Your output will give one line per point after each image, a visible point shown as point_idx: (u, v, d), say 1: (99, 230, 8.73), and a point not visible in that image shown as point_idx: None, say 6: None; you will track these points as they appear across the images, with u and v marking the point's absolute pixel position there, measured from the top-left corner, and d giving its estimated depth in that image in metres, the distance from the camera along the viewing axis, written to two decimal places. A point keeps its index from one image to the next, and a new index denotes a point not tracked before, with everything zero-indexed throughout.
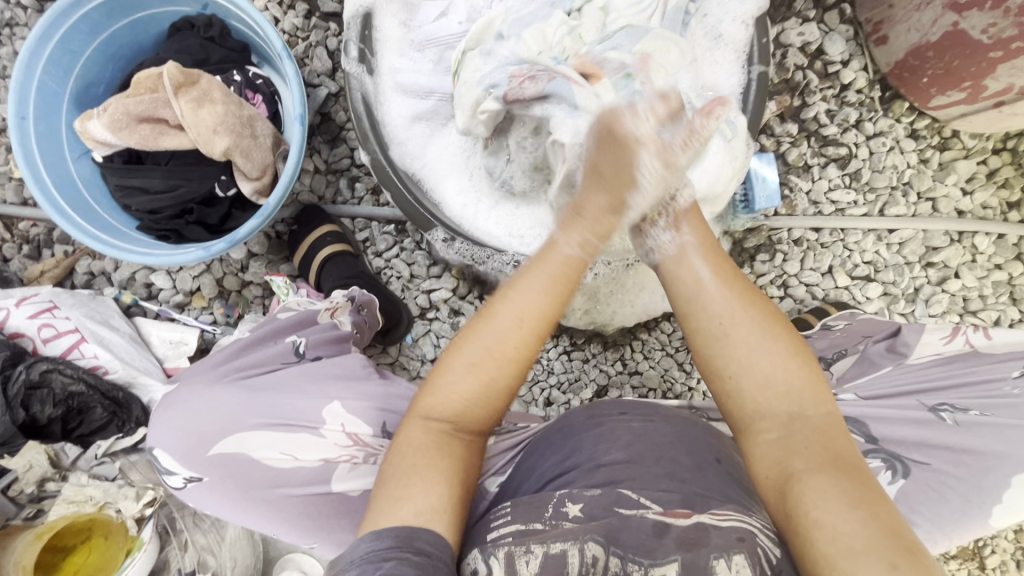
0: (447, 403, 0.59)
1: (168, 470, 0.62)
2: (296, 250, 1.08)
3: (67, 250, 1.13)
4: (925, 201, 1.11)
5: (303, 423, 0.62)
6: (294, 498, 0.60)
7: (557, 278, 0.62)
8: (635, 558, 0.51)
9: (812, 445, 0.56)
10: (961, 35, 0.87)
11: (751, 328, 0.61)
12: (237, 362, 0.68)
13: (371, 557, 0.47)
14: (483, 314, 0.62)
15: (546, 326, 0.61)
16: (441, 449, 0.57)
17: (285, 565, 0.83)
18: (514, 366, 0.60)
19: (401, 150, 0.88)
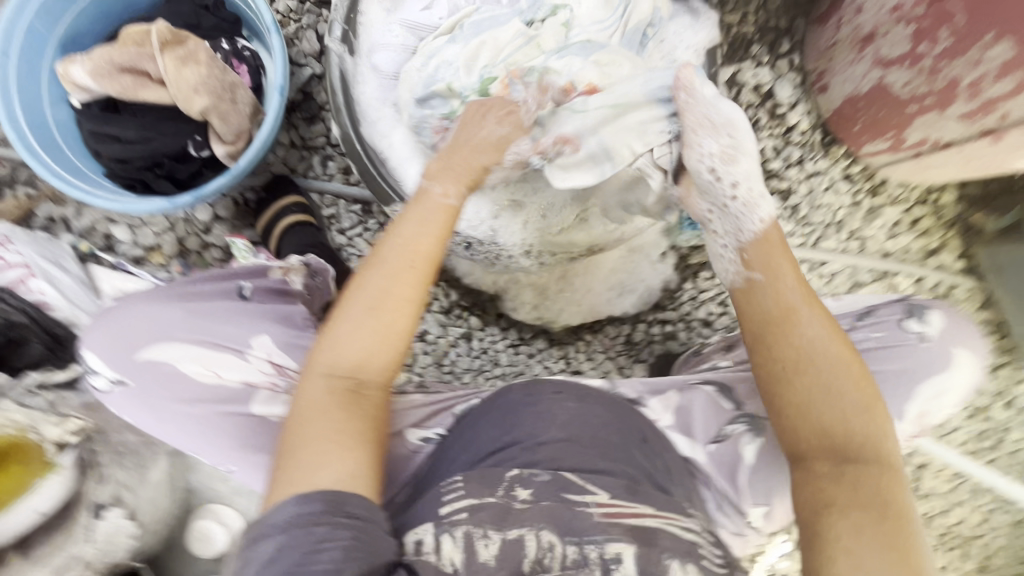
0: (348, 356, 0.65)
1: (96, 370, 0.64)
2: (261, 217, 1.11)
3: (29, 193, 1.13)
4: (854, 240, 1.20)
5: (231, 347, 0.67)
6: (211, 415, 0.65)
7: (436, 223, 0.72)
8: (590, 540, 0.58)
9: (859, 483, 0.61)
10: (885, 89, 0.97)
11: (828, 363, 0.67)
12: (186, 289, 0.68)
13: (300, 522, 0.53)
14: (373, 260, 0.69)
15: (433, 263, 0.71)
16: (348, 403, 0.63)
17: (205, 514, 0.85)
18: (412, 305, 0.68)
19: (371, 129, 0.94)
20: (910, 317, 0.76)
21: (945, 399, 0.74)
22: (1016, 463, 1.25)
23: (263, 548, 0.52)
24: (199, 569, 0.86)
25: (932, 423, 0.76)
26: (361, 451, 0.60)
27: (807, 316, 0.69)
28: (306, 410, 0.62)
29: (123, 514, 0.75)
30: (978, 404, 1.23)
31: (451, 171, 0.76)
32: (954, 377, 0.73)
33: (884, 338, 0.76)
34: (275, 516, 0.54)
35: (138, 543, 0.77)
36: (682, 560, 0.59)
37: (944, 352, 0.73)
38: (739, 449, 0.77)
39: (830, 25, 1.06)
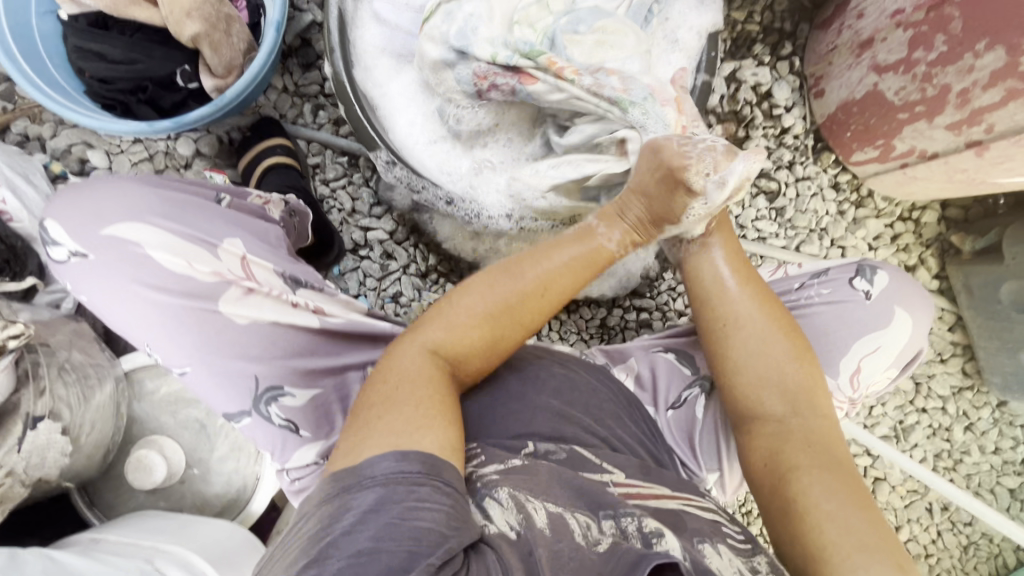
0: (449, 339, 0.60)
1: (55, 239, 0.57)
2: (243, 156, 1.09)
3: (5, 107, 1.09)
4: (835, 248, 1.21)
5: (206, 240, 0.59)
6: (175, 307, 0.56)
7: (580, 259, 0.66)
8: (625, 514, 0.50)
9: (810, 440, 0.64)
10: (879, 95, 0.98)
11: (757, 326, 0.70)
12: (166, 179, 0.63)
13: (400, 478, 0.46)
14: (511, 268, 0.63)
15: (562, 300, 0.65)
16: (439, 384, 0.56)
17: (145, 445, 0.81)
18: (526, 328, 0.63)
19: (364, 74, 0.91)
20: (858, 276, 0.79)
21: (881, 356, 0.78)
22: (971, 486, 1.26)
23: (364, 495, 0.45)
24: (129, 506, 0.84)
25: (867, 381, 0.79)
26: (446, 423, 0.52)
27: (733, 280, 0.72)
28: (394, 376, 0.56)
29: (58, 427, 0.71)
30: (937, 423, 1.25)
31: (622, 214, 0.69)
32: (890, 334, 0.77)
33: (831, 295, 0.79)
34: (370, 468, 0.47)
35: (69, 462, 0.74)
36: (713, 542, 0.54)
37: (884, 309, 0.77)
38: (695, 412, 0.77)
39: (833, 30, 1.07)
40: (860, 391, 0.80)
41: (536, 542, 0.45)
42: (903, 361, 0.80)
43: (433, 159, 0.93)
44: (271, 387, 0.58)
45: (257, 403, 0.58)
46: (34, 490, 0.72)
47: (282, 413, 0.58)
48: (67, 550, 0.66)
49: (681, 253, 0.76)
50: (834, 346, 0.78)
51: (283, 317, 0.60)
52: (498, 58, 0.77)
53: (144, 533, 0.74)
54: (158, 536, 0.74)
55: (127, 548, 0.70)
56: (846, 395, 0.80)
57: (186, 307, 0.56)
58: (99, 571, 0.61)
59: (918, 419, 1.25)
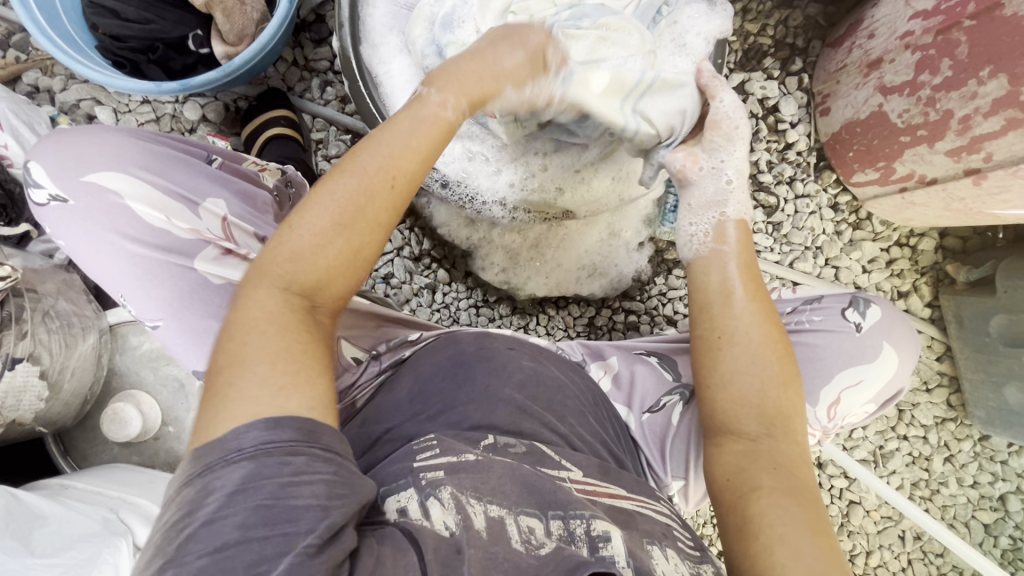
0: (304, 267, 0.53)
1: (37, 181, 0.57)
2: (247, 125, 1.10)
3: (19, 57, 1.11)
4: (829, 267, 1.21)
5: (187, 198, 0.60)
6: (149, 259, 0.56)
7: (425, 134, 0.59)
8: (574, 514, 0.51)
9: (777, 464, 0.63)
10: (883, 116, 0.98)
11: (753, 341, 0.68)
12: (157, 135, 0.65)
13: (269, 449, 0.43)
14: (342, 165, 0.56)
15: (417, 185, 0.58)
16: (296, 323, 0.51)
17: (122, 399, 0.82)
18: (382, 227, 0.56)
19: (371, 52, 0.93)
20: (851, 307, 0.79)
21: (863, 391, 0.77)
22: (946, 518, 1.25)
23: (230, 472, 0.42)
24: (102, 458, 0.85)
25: (844, 414, 0.79)
26: (314, 382, 0.49)
27: (740, 291, 0.71)
28: (239, 326, 0.49)
29: (36, 371, 0.72)
30: (918, 451, 1.25)
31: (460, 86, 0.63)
32: (875, 369, 0.77)
33: (822, 322, 0.80)
34: (237, 440, 0.44)
35: (45, 408, 0.75)
36: (662, 546, 0.55)
37: (873, 343, 0.77)
38: (670, 418, 0.77)
39: (843, 49, 1.07)
40: (835, 423, 0.80)
41: (469, 544, 0.46)
42: (882, 399, 0.80)
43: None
44: None
45: None
46: (7, 432, 0.73)
47: None
48: (33, 492, 0.67)
49: (689, 254, 0.78)
50: (818, 372, 0.78)
51: None
52: (464, 66, 0.83)
53: (111, 484, 0.75)
54: (126, 488, 0.74)
55: (93, 497, 0.70)
56: (820, 424, 0.80)
57: (161, 260, 0.57)
58: (60, 514, 0.62)
59: (898, 446, 1.25)
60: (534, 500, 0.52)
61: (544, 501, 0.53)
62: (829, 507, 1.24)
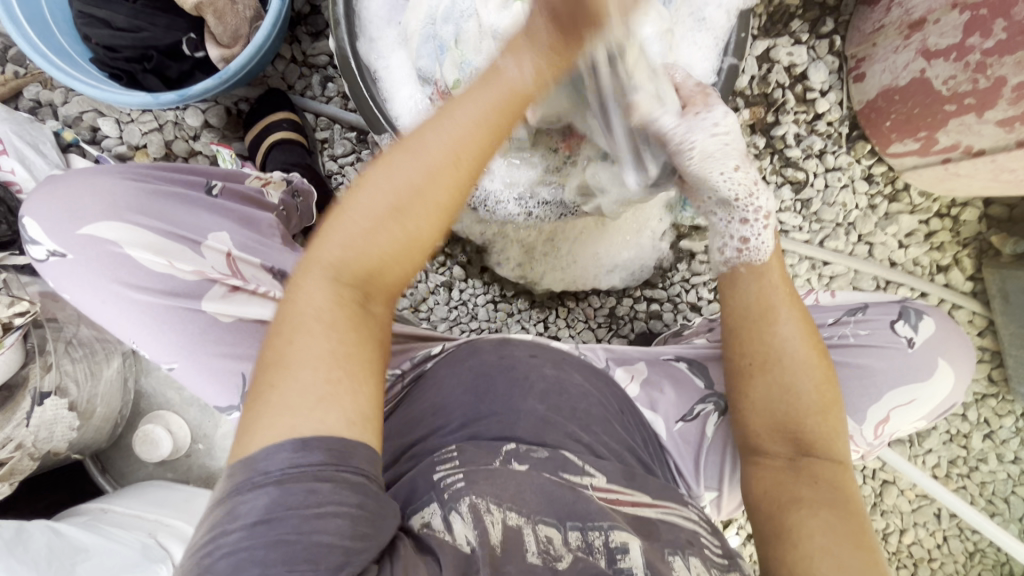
0: (351, 251, 0.50)
1: (33, 238, 0.55)
2: (250, 129, 1.07)
3: (17, 71, 1.09)
4: (862, 244, 1.15)
5: (188, 238, 0.57)
6: (156, 307, 0.54)
7: (493, 103, 0.52)
8: (595, 525, 0.50)
9: (819, 481, 0.62)
10: (926, 83, 0.90)
11: (794, 363, 0.65)
12: (148, 170, 0.61)
13: (296, 474, 0.42)
14: (404, 143, 0.52)
15: (486, 157, 0.53)
16: (349, 320, 0.49)
17: (152, 421, 0.84)
18: (443, 211, 0.52)
19: (368, 46, 0.89)
20: (901, 319, 0.76)
21: (915, 408, 0.74)
22: (984, 495, 1.22)
23: (256, 499, 0.41)
24: (139, 476, 0.87)
25: (892, 431, 0.76)
26: (360, 391, 0.47)
27: (783, 309, 0.66)
28: (289, 321, 0.48)
29: (65, 403, 0.73)
30: (956, 429, 1.21)
31: (530, 42, 0.52)
32: (930, 389, 0.74)
33: (868, 337, 0.76)
34: (266, 462, 0.43)
35: (78, 435, 0.77)
36: (686, 555, 0.52)
37: (927, 361, 0.74)
38: (705, 429, 0.75)
39: (880, 7, 0.99)
40: (882, 441, 0.77)
41: (483, 562, 0.44)
42: (935, 414, 0.77)
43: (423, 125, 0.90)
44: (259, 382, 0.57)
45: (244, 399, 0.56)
46: (46, 460, 0.75)
47: None
48: (74, 521, 0.69)
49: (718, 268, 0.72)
50: (867, 391, 0.74)
51: (268, 313, 0.58)
52: (459, 88, 0.78)
53: (151, 505, 0.77)
54: (161, 509, 0.76)
55: (132, 520, 0.72)
56: (865, 442, 0.77)
57: (168, 306, 0.54)
58: (101, 546, 0.63)
59: (935, 425, 1.21)
60: (552, 510, 0.51)
61: (562, 511, 0.51)
62: (862, 488, 1.22)
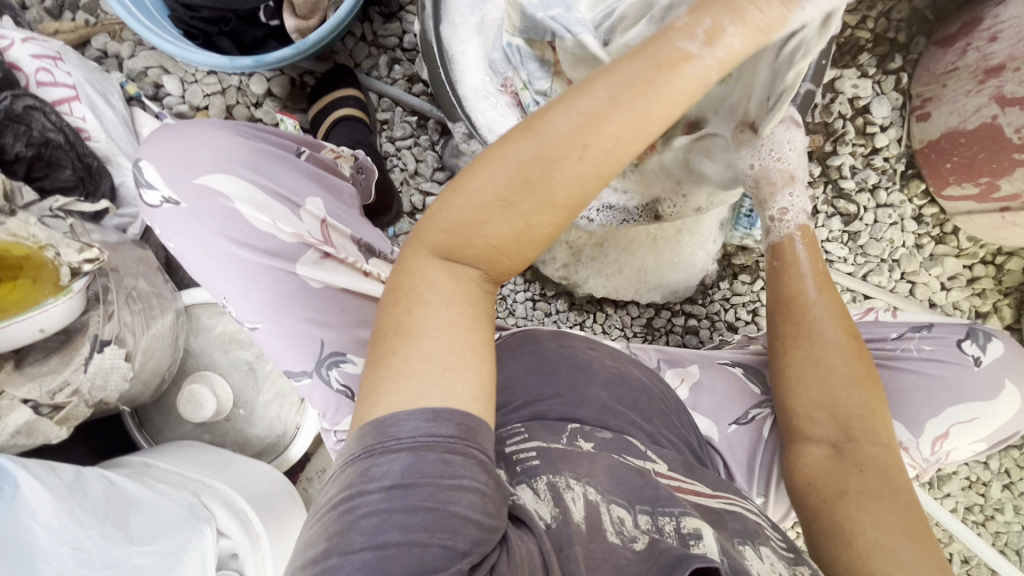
0: (463, 228, 0.45)
1: (149, 182, 0.53)
2: (315, 103, 1.08)
3: (88, 20, 1.09)
4: (904, 282, 1.16)
5: (291, 200, 0.56)
6: (257, 264, 0.53)
7: (658, 75, 0.43)
8: (664, 511, 0.46)
9: (865, 469, 0.56)
10: (996, 129, 0.91)
11: (834, 347, 0.61)
12: (254, 129, 0.60)
13: (428, 445, 0.41)
14: (530, 125, 0.44)
15: (624, 151, 0.44)
16: (462, 300, 0.45)
17: (196, 380, 0.84)
18: (568, 208, 0.45)
19: (450, 31, 0.87)
20: (970, 339, 0.73)
21: (975, 427, 0.70)
22: (997, 544, 1.21)
23: (390, 461, 0.40)
24: (174, 434, 0.87)
25: (949, 450, 0.72)
26: (483, 366, 0.45)
27: (817, 297, 0.64)
28: (400, 295, 0.46)
29: (122, 354, 0.73)
30: (976, 476, 1.21)
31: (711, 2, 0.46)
32: (993, 409, 0.70)
33: (933, 352, 0.72)
34: (400, 426, 0.41)
35: (127, 387, 0.77)
36: (756, 545, 0.47)
37: (991, 380, 0.70)
38: (760, 433, 0.70)
39: (954, 50, 0.99)
40: (938, 459, 0.73)
41: (572, 539, 0.42)
42: (995, 439, 0.73)
43: (491, 110, 0.86)
44: (334, 352, 0.56)
45: (319, 366, 0.56)
46: (96, 409, 0.75)
47: (342, 378, 0.55)
48: (120, 471, 0.69)
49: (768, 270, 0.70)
50: (924, 404, 0.71)
51: (355, 286, 0.58)
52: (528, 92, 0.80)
53: (190, 464, 0.76)
54: (203, 470, 0.76)
55: (176, 478, 0.72)
56: (922, 458, 0.72)
57: (267, 265, 0.54)
58: (151, 499, 0.63)
59: (956, 469, 1.21)
60: (623, 491, 0.47)
61: (632, 494, 0.48)
62: None
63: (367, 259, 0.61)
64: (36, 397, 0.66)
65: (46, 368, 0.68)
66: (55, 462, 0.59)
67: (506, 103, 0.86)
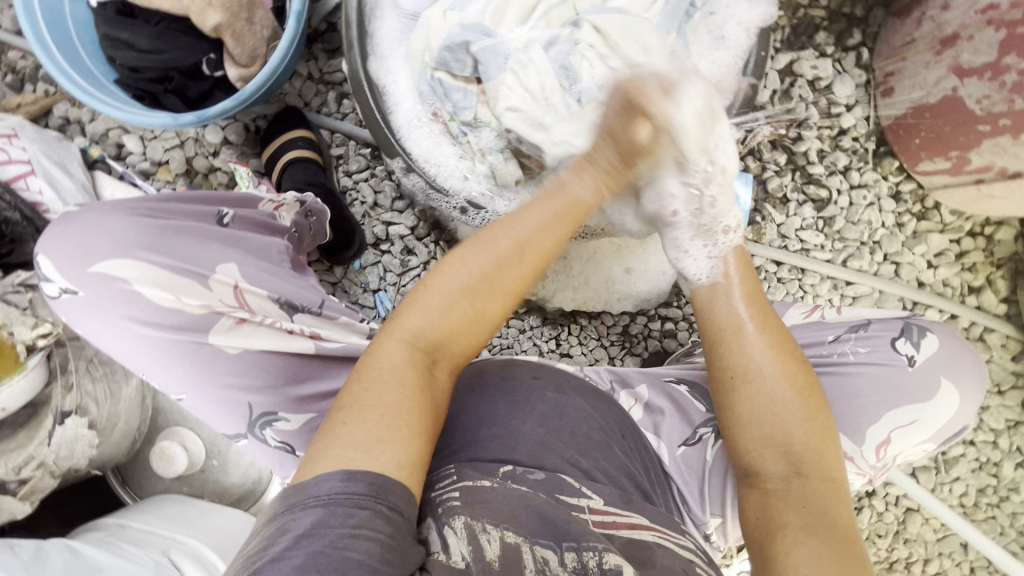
0: (430, 323, 0.54)
1: (47, 275, 0.55)
2: (266, 147, 1.09)
3: (48, 90, 1.12)
4: (888, 263, 1.11)
5: (194, 271, 0.58)
6: (165, 341, 0.55)
7: (558, 212, 0.60)
8: (588, 546, 0.47)
9: (808, 504, 0.55)
10: (957, 101, 0.87)
11: (772, 379, 0.59)
12: (156, 205, 0.61)
13: (342, 500, 0.43)
14: (481, 237, 0.57)
15: (545, 260, 0.59)
16: (417, 382, 0.51)
17: (168, 436, 0.87)
18: (511, 297, 0.57)
19: (378, 64, 0.84)
20: (903, 337, 0.71)
21: (916, 431, 0.69)
22: (1017, 526, 1.15)
23: (303, 517, 0.42)
24: (155, 489, 0.89)
25: (896, 454, 0.71)
26: (416, 438, 0.48)
27: (751, 325, 0.62)
28: (365, 373, 0.51)
29: (85, 423, 0.76)
30: (986, 457, 1.15)
31: (592, 163, 0.64)
32: (932, 410, 0.68)
33: (868, 355, 0.71)
34: (317, 486, 0.43)
35: (99, 451, 0.79)
36: None
37: (927, 380, 0.69)
38: (707, 453, 0.69)
39: (911, 20, 0.95)
40: (887, 464, 0.72)
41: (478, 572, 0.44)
42: (942, 436, 0.71)
43: (424, 142, 0.84)
44: (265, 413, 0.58)
45: (252, 428, 0.57)
46: (68, 475, 0.78)
47: (277, 437, 0.58)
48: (92, 537, 0.71)
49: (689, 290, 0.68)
50: (863, 411, 0.69)
51: (276, 345, 0.59)
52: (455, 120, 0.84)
53: (164, 521, 0.78)
54: (177, 526, 0.77)
55: (147, 537, 0.74)
56: (869, 466, 0.71)
57: (177, 340, 0.55)
58: (115, 564, 0.65)
59: (964, 452, 1.16)
60: (547, 531, 0.48)
61: (555, 531, 0.48)
62: (885, 515, 1.17)
63: (291, 317, 0.63)
64: (3, 474, 0.70)
65: (11, 445, 0.71)
66: (12, 542, 0.62)
67: (439, 131, 0.85)
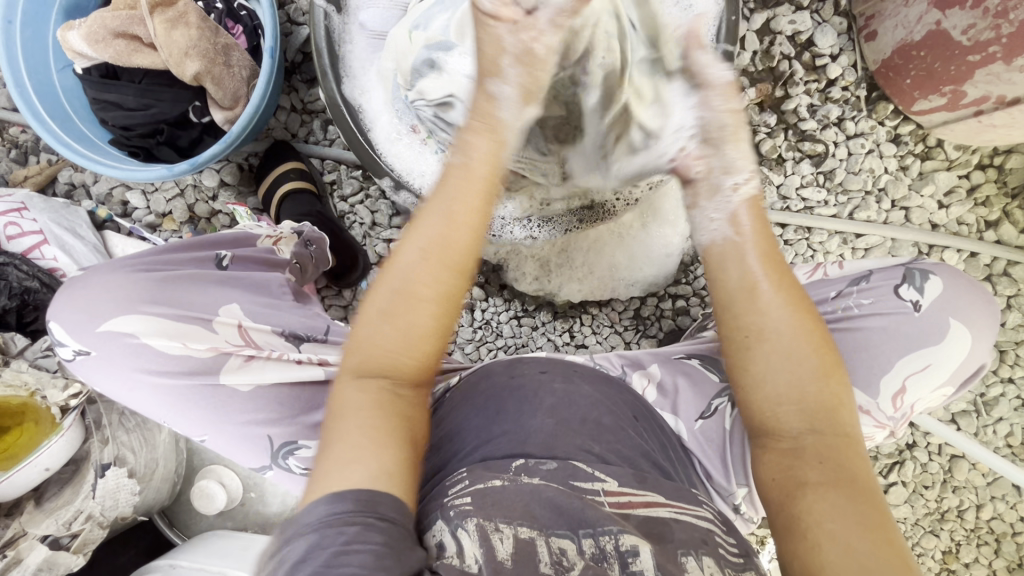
0: (367, 355, 0.53)
1: (60, 341, 0.58)
2: (261, 184, 1.11)
3: (51, 159, 1.16)
4: (897, 210, 1.08)
5: (200, 317, 0.60)
6: (180, 386, 0.57)
7: (465, 202, 0.54)
8: (604, 530, 0.48)
9: (826, 458, 0.54)
10: (942, 35, 0.87)
11: (786, 335, 0.56)
12: (152, 258, 0.63)
13: (330, 521, 0.44)
14: (393, 255, 0.54)
15: (468, 255, 0.54)
16: (381, 408, 0.51)
17: (205, 475, 0.90)
18: (438, 301, 0.53)
19: (350, 85, 0.89)
20: (904, 283, 0.69)
21: (931, 375, 0.67)
22: None
23: (294, 547, 0.43)
24: (201, 527, 0.93)
25: (914, 402, 0.69)
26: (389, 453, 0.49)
27: (766, 284, 0.58)
28: (333, 416, 0.51)
29: (125, 472, 0.78)
30: None
31: (475, 136, 0.56)
32: (944, 352, 0.67)
33: (873, 306, 0.70)
34: (306, 515, 0.45)
35: (142, 498, 0.82)
36: (699, 555, 0.49)
37: (937, 322, 0.67)
38: (725, 423, 0.69)
39: None
40: (905, 413, 0.70)
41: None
42: (961, 377, 0.70)
43: (408, 153, 0.91)
44: (286, 442, 0.59)
45: (275, 458, 0.59)
46: (115, 524, 0.81)
47: (301, 464, 0.59)
48: None
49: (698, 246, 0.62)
50: (875, 363, 0.68)
51: (286, 376, 0.61)
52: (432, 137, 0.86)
53: (210, 557, 0.81)
54: (223, 560, 0.80)
55: None
56: (888, 417, 0.70)
57: (191, 384, 0.57)
58: None
59: (1003, 391, 1.12)
60: (563, 521, 0.49)
61: (572, 521, 0.49)
62: (930, 466, 1.14)
63: (298, 348, 0.65)
64: (54, 531, 0.72)
65: (61, 501, 0.74)
66: None
67: (420, 141, 0.90)
